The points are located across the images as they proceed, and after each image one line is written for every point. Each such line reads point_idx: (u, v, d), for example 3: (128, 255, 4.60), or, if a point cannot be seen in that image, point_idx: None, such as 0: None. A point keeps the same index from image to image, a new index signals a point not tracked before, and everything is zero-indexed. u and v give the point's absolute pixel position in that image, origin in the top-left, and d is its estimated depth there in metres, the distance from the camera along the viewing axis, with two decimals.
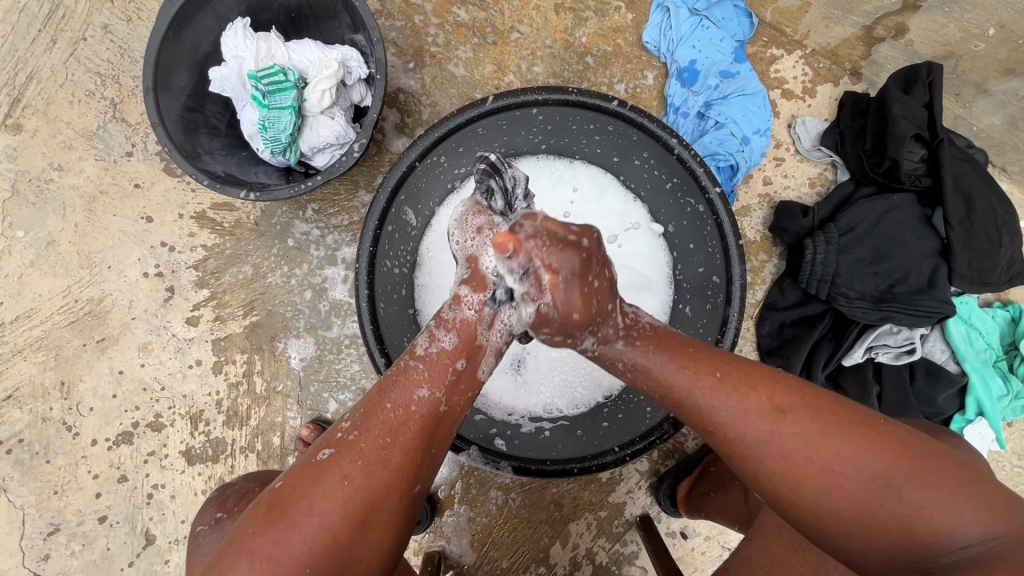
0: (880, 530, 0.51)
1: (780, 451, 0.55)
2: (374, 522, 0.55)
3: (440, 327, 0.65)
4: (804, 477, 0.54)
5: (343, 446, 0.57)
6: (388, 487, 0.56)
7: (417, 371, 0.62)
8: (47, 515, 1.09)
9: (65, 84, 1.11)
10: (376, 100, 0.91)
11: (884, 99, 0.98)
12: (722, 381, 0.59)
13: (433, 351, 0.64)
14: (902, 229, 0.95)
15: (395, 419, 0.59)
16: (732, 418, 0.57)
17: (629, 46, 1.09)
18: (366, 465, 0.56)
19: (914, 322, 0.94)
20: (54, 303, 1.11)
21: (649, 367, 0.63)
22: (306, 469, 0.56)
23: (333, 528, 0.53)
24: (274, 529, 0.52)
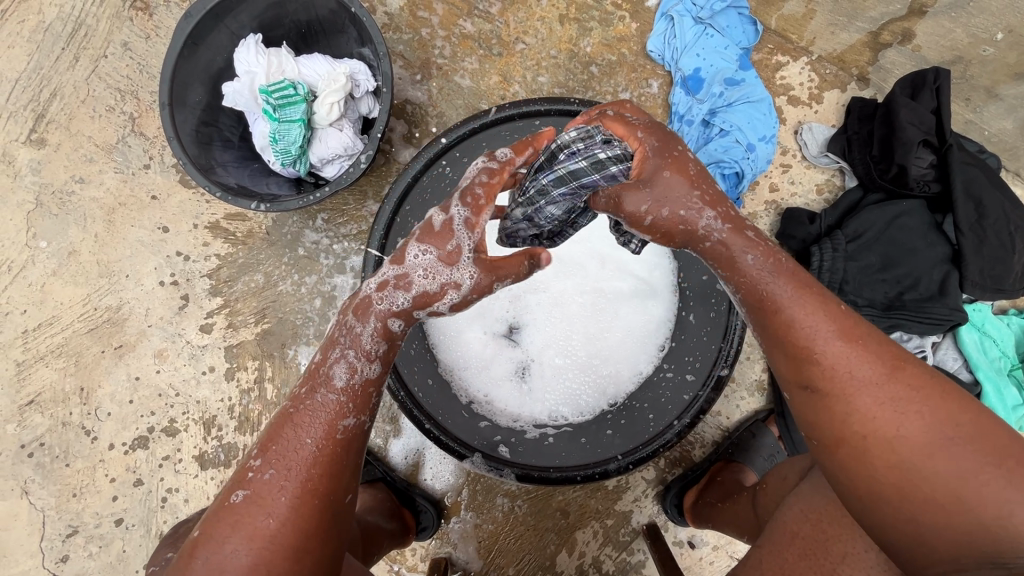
0: (974, 513, 0.48)
1: (889, 400, 0.53)
2: (311, 551, 0.55)
3: (360, 356, 0.60)
4: (898, 433, 0.52)
5: (259, 485, 0.56)
6: (320, 514, 0.56)
7: (336, 402, 0.59)
8: (67, 517, 1.13)
9: (87, 100, 1.15)
10: (382, 114, 0.93)
11: (892, 104, 0.97)
12: (843, 325, 0.57)
13: (356, 381, 0.60)
14: (911, 235, 0.94)
15: (316, 450, 0.57)
16: (835, 355, 0.56)
17: (633, 55, 1.09)
18: (290, 498, 0.55)
19: (924, 330, 0.93)
20: (75, 311, 1.14)
21: (773, 277, 0.59)
22: (221, 513, 0.55)
23: (265, 564, 0.53)
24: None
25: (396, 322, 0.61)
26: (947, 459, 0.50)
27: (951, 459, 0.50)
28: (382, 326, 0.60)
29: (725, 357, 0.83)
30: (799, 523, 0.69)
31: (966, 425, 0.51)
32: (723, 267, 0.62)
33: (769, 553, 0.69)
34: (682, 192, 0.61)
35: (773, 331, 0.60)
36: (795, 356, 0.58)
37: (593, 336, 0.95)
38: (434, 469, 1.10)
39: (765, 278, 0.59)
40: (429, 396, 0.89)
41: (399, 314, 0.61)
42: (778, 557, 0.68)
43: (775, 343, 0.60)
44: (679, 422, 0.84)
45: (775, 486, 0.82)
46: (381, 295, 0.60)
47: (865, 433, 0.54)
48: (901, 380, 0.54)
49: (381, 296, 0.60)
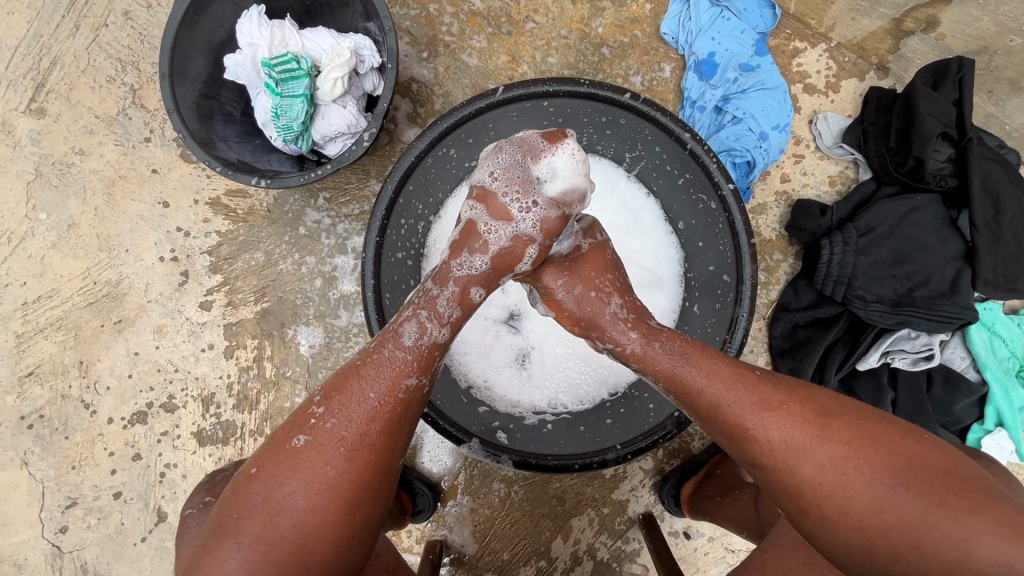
0: (932, 557, 0.50)
1: (829, 464, 0.54)
2: (362, 506, 0.60)
3: (434, 322, 0.66)
4: (850, 494, 0.53)
5: (320, 431, 0.60)
6: (373, 468, 0.60)
7: (405, 360, 0.64)
8: (66, 489, 1.13)
9: (88, 70, 1.13)
10: (386, 91, 0.91)
11: (911, 95, 0.94)
12: (765, 392, 0.58)
13: (423, 342, 0.65)
14: (924, 231, 0.92)
15: (380, 406, 0.62)
16: (770, 428, 0.57)
17: (647, 37, 1.06)
18: (349, 449, 0.60)
19: (933, 327, 0.91)
20: (74, 285, 1.14)
21: (685, 362, 0.62)
22: (282, 452, 0.60)
23: (321, 510, 0.58)
24: (258, 512, 0.57)
25: (476, 291, 0.69)
26: (896, 507, 0.51)
27: (903, 509, 0.51)
28: (461, 293, 0.68)
29: (729, 346, 0.79)
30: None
31: (902, 464, 0.52)
32: (651, 356, 0.64)
33: (774, 558, 0.69)
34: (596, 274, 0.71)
35: (707, 411, 0.60)
36: (737, 437, 0.58)
37: None
38: (432, 452, 1.10)
39: (672, 363, 0.63)
40: None
41: (477, 279, 0.68)
42: (782, 563, 0.68)
43: (714, 422, 0.60)
44: (679, 412, 0.80)
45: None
46: (460, 261, 0.68)
47: (817, 501, 0.54)
48: (833, 434, 0.55)
49: (461, 261, 0.68)
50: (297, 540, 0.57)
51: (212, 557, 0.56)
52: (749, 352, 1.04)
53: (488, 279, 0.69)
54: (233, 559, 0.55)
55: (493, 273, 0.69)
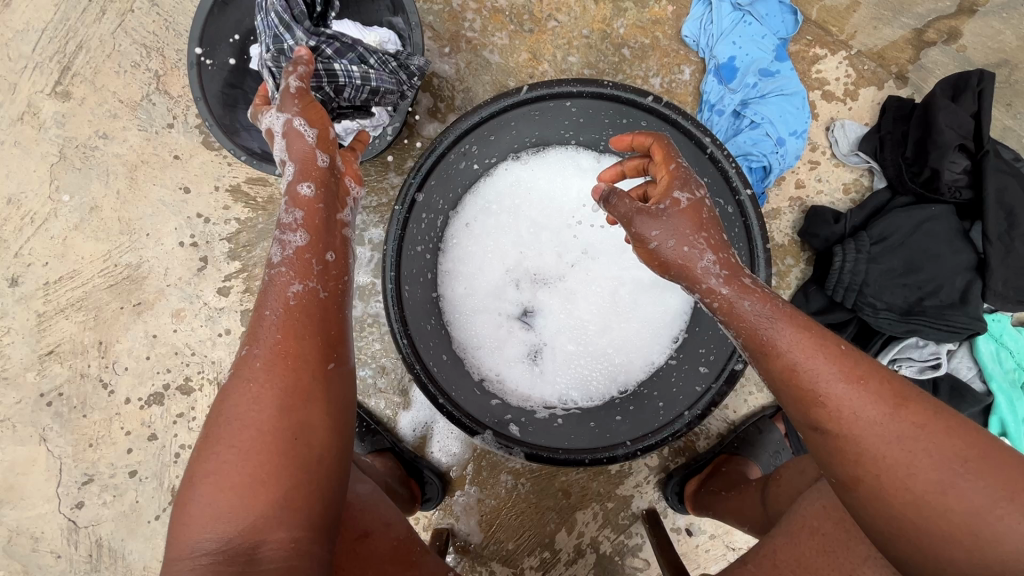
0: (982, 545, 0.50)
1: (903, 444, 0.53)
2: (297, 408, 0.59)
3: (286, 230, 0.66)
4: (912, 471, 0.52)
5: (239, 363, 0.60)
6: (296, 374, 0.60)
7: (282, 273, 0.64)
8: (83, 466, 1.16)
9: (113, 55, 1.14)
10: (410, 87, 0.94)
11: (930, 106, 0.94)
12: (844, 364, 0.57)
13: (289, 252, 0.65)
14: (937, 241, 0.93)
15: (276, 317, 0.62)
16: (843, 395, 0.55)
17: (667, 39, 1.07)
18: (262, 361, 0.60)
19: (941, 337, 0.92)
20: (95, 267, 1.16)
21: (772, 322, 0.59)
22: (218, 395, 0.60)
23: (255, 423, 0.57)
24: (208, 450, 0.57)
25: (304, 187, 0.68)
26: (961, 494, 0.51)
27: (964, 496, 0.51)
28: (294, 198, 0.67)
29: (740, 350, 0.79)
30: (819, 518, 0.70)
31: (975, 456, 0.52)
32: (736, 312, 0.61)
33: (785, 545, 0.71)
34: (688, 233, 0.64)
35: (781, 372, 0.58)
36: (805, 401, 0.57)
37: (607, 321, 0.98)
38: (441, 442, 1.12)
39: (762, 321, 0.59)
40: (442, 370, 0.88)
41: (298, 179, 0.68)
42: (794, 551, 0.70)
43: (784, 381, 0.58)
44: (690, 412, 0.81)
45: (789, 481, 0.82)
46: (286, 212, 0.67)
47: (876, 475, 0.54)
48: (909, 415, 0.54)
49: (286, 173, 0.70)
50: (242, 457, 0.56)
51: (183, 509, 0.55)
52: None
53: (314, 176, 0.68)
54: (198, 500, 0.55)
55: (326, 179, 0.69)
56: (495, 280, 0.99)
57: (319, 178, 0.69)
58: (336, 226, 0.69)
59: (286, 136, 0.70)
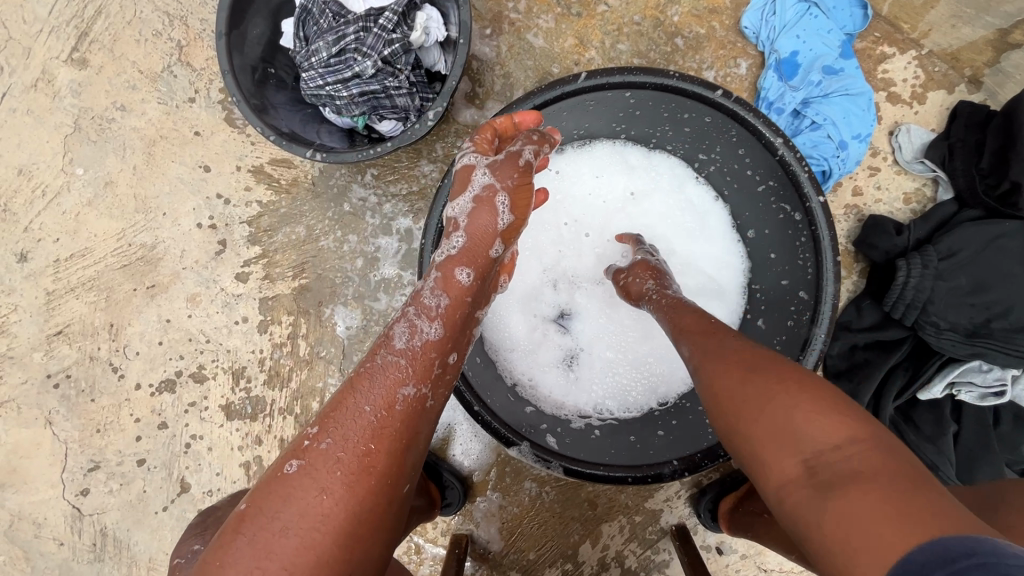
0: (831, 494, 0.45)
1: (789, 413, 0.50)
2: (364, 542, 0.51)
3: (423, 317, 0.64)
4: (766, 423, 0.51)
5: (314, 454, 0.53)
6: (375, 495, 0.53)
7: (398, 365, 0.60)
8: (89, 452, 1.12)
9: (133, 22, 1.08)
10: (456, 70, 0.85)
11: (1013, 113, 0.87)
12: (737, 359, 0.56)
13: (416, 343, 0.62)
14: (1009, 259, 0.86)
15: (373, 417, 0.56)
16: (714, 369, 0.57)
17: (725, 30, 1.00)
18: (344, 474, 0.52)
19: (1009, 363, 0.86)
20: (108, 245, 1.10)
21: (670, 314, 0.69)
22: (273, 484, 0.52)
23: (315, 548, 0.49)
24: (241, 561, 0.48)
25: (462, 271, 0.67)
26: (809, 438, 0.48)
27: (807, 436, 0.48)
28: (443, 279, 0.67)
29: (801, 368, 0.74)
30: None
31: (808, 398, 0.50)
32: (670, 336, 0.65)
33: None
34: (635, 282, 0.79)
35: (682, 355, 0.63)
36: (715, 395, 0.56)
37: (650, 328, 0.91)
38: (464, 444, 1.07)
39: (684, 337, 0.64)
40: (477, 374, 0.83)
41: (459, 257, 0.68)
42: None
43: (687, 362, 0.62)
44: None
45: None
46: (431, 291, 0.66)
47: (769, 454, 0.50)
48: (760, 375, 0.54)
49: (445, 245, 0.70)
50: None
51: None
52: None
53: (470, 255, 0.68)
54: None
55: (472, 246, 0.69)
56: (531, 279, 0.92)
57: (473, 262, 0.68)
58: (470, 325, 0.68)
59: (472, 206, 0.70)
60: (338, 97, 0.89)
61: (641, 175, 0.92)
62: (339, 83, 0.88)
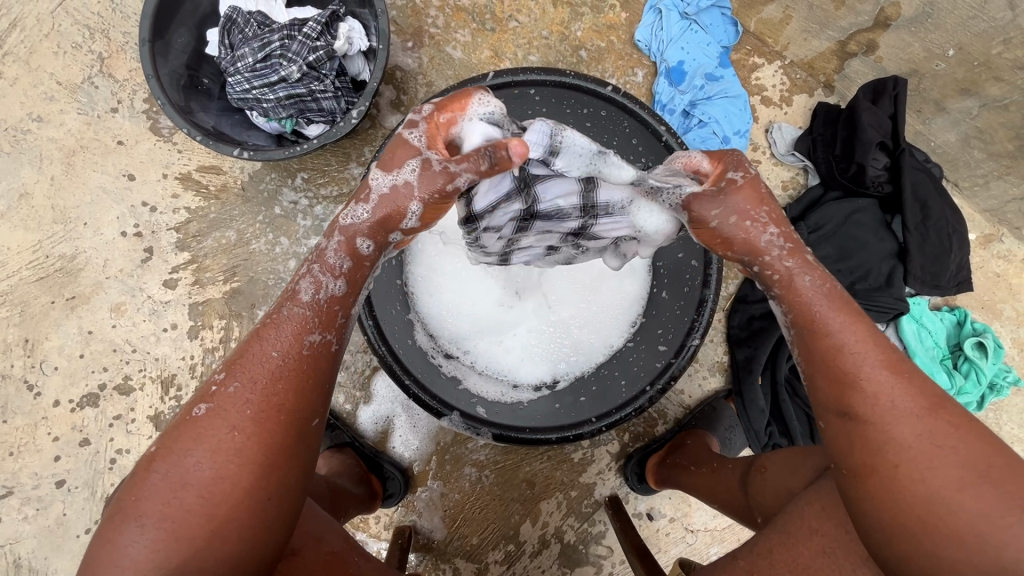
0: (989, 548, 0.48)
1: (920, 462, 0.51)
2: (276, 466, 0.55)
3: (326, 273, 0.59)
4: (934, 466, 0.50)
5: (220, 398, 0.55)
6: (284, 428, 0.55)
7: (303, 317, 0.58)
8: (1, 477, 1.05)
9: (51, 35, 1.08)
10: (377, 72, 0.91)
11: (855, 108, 1.04)
12: (888, 357, 0.55)
13: (322, 296, 0.59)
14: (865, 230, 1.02)
15: (282, 363, 0.57)
16: (879, 384, 0.53)
17: (622, 43, 1.13)
18: (254, 411, 0.55)
19: (872, 317, 1.01)
20: (23, 258, 1.07)
21: (824, 306, 0.57)
22: (183, 427, 0.55)
23: (229, 477, 0.53)
24: (158, 490, 0.52)
25: (363, 241, 0.61)
26: (971, 494, 0.49)
27: (975, 494, 0.49)
28: (347, 242, 0.60)
29: (696, 329, 0.85)
30: (820, 520, 0.63)
31: (985, 458, 0.50)
32: (792, 288, 0.58)
33: (783, 544, 0.65)
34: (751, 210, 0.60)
35: (821, 352, 0.56)
36: (842, 387, 0.55)
37: (570, 300, 0.94)
38: (403, 436, 1.10)
39: (818, 303, 0.57)
40: (409, 355, 0.89)
41: (364, 229, 0.60)
42: (793, 552, 0.64)
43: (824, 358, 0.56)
44: (651, 388, 0.87)
45: (774, 473, 0.77)
46: (347, 212, 0.60)
47: (881, 455, 0.52)
48: (940, 415, 0.52)
49: (347, 211, 0.60)
50: (204, 510, 0.52)
51: (113, 547, 0.51)
52: (710, 340, 1.13)
53: (379, 231, 0.61)
54: (136, 542, 0.51)
55: (381, 227, 0.61)
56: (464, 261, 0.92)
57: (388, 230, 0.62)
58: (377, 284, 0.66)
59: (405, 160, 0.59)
60: (265, 100, 0.93)
61: None
62: (265, 86, 0.93)
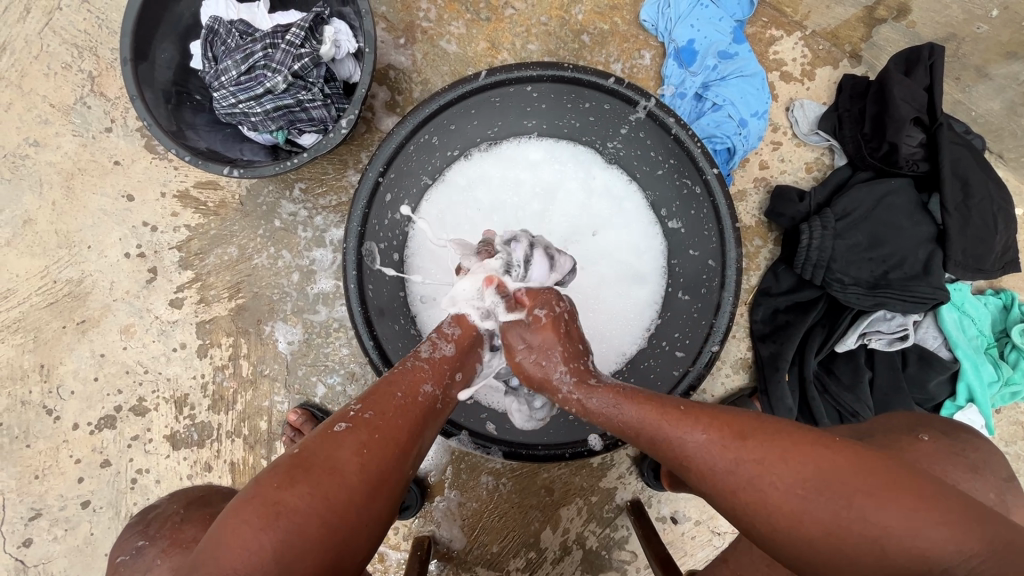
0: (871, 556, 0.47)
1: (771, 508, 0.51)
2: (389, 488, 0.54)
3: (443, 338, 0.70)
4: (772, 505, 0.51)
5: (359, 420, 0.57)
6: (399, 459, 0.56)
7: (422, 369, 0.66)
8: (29, 500, 1.07)
9: (41, 56, 1.07)
10: (365, 76, 0.87)
11: (885, 81, 0.95)
12: (687, 418, 0.57)
13: (435, 355, 0.68)
14: (899, 214, 0.94)
15: (405, 402, 0.61)
16: (695, 449, 0.55)
17: (626, 25, 1.06)
18: (382, 437, 0.56)
19: (908, 308, 0.94)
20: (32, 284, 1.08)
21: (616, 407, 0.62)
22: (322, 437, 0.55)
23: (352, 489, 0.52)
24: (297, 486, 0.50)
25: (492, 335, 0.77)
26: (816, 513, 0.49)
27: (818, 512, 0.49)
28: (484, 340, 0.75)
29: (715, 332, 0.78)
30: None
31: (813, 471, 0.50)
32: (588, 411, 0.64)
33: None
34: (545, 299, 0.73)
35: (641, 439, 0.60)
36: (677, 465, 0.57)
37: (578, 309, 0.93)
38: None
39: (606, 405, 0.63)
40: None
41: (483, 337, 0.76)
42: None
43: (655, 448, 0.59)
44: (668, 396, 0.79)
45: None
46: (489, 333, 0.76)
47: (751, 517, 0.52)
48: (750, 446, 0.53)
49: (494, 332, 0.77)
50: (324, 515, 0.50)
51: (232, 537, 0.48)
52: (733, 336, 1.06)
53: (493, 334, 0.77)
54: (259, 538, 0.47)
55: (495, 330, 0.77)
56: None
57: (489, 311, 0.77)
58: (478, 359, 0.73)
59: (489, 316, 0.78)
60: (253, 114, 0.90)
61: (551, 167, 0.96)
62: (251, 99, 0.89)
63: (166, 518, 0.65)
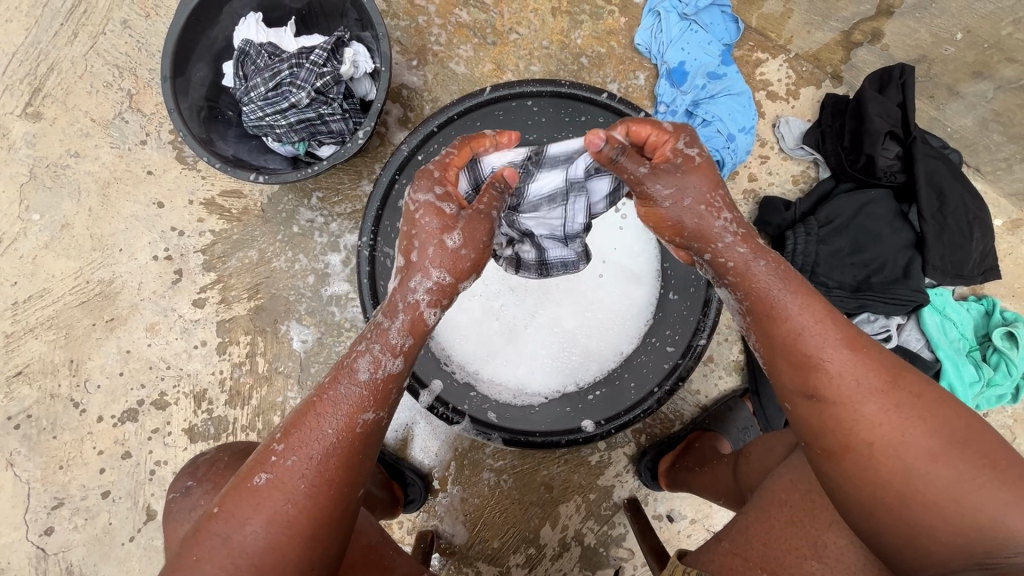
0: (965, 514, 0.51)
1: (886, 442, 0.55)
2: (324, 537, 0.58)
3: (386, 353, 0.62)
4: (898, 438, 0.54)
5: (280, 470, 0.58)
6: (333, 504, 0.59)
7: (359, 396, 0.61)
8: (52, 489, 1.13)
9: (85, 76, 1.16)
10: (381, 93, 0.95)
11: (861, 99, 1.02)
12: (845, 334, 0.59)
13: (378, 375, 0.62)
14: (879, 222, 1.00)
15: (337, 439, 0.60)
16: (837, 363, 0.57)
17: (622, 48, 1.14)
18: (309, 486, 0.58)
19: (890, 310, 0.98)
20: (66, 284, 1.15)
21: (778, 288, 0.61)
22: (244, 493, 0.58)
23: (280, 547, 0.56)
24: (217, 552, 0.56)
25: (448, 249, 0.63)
26: (939, 459, 0.53)
27: (943, 461, 0.53)
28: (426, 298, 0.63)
29: (702, 329, 0.88)
30: (787, 492, 0.72)
31: (952, 428, 0.54)
32: (745, 275, 0.62)
33: (757, 521, 0.73)
34: (704, 192, 0.62)
35: (780, 339, 0.60)
36: (803, 367, 0.59)
37: (576, 310, 0.97)
38: (423, 443, 1.13)
39: (771, 286, 0.61)
40: (420, 362, 0.93)
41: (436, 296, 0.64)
42: (766, 525, 0.72)
43: (788, 351, 0.60)
44: (660, 389, 0.90)
45: (758, 457, 0.84)
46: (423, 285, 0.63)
47: (867, 440, 0.55)
48: (901, 390, 0.56)
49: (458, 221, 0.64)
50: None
51: None
52: (725, 339, 1.13)
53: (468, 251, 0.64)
54: None
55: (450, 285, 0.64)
56: (481, 275, 0.96)
57: (448, 296, 0.65)
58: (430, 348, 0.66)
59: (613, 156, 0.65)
60: (278, 126, 0.98)
61: None
62: (277, 112, 0.98)
63: (212, 465, 0.75)
